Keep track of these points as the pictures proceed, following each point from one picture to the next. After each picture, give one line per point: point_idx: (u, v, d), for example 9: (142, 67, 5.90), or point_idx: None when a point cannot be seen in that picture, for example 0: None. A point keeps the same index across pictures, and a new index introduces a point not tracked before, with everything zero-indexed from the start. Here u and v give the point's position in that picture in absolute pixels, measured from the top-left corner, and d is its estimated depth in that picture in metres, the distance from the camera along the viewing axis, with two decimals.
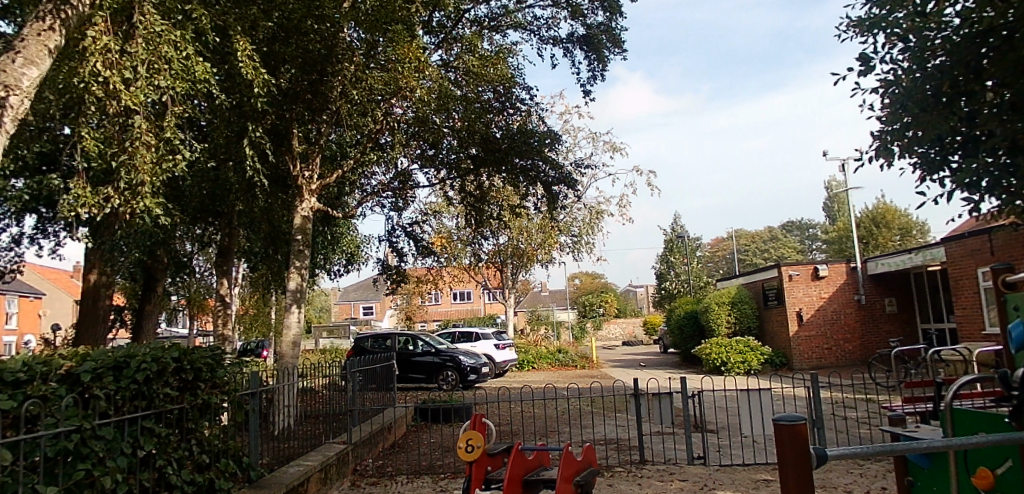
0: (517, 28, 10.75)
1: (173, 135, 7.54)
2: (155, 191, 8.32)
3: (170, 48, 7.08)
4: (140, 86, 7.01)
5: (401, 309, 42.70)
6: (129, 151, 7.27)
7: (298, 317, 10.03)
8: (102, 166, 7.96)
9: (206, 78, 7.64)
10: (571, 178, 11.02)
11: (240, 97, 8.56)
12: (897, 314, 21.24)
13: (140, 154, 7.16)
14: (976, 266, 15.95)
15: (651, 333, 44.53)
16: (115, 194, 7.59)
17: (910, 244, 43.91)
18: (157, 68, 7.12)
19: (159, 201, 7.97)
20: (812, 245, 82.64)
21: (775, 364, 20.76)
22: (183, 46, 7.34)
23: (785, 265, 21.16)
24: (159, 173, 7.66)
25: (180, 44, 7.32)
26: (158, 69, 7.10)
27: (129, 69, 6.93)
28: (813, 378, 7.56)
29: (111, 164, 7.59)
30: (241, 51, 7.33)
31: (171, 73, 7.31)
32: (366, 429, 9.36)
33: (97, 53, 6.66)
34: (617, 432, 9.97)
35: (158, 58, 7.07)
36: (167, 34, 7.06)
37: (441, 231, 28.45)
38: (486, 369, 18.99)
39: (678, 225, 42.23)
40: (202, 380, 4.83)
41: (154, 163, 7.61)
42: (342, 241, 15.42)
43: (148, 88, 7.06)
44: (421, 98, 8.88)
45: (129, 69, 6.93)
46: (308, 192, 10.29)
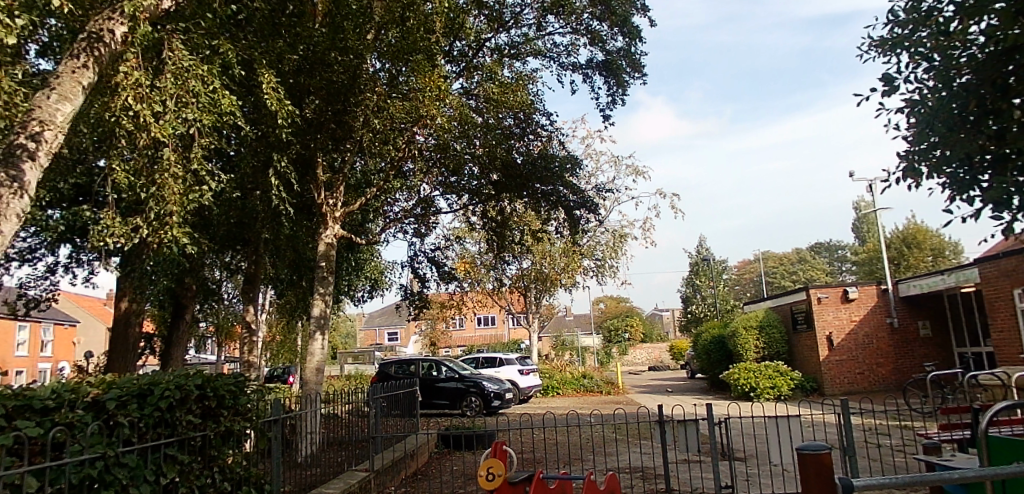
0: (537, 55, 10.84)
1: (200, 166, 7.73)
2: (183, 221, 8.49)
3: (198, 82, 7.31)
4: (169, 119, 7.21)
5: (425, 335, 42.79)
6: (159, 183, 7.46)
7: (322, 344, 10.07)
8: (133, 197, 8.17)
9: (232, 111, 7.86)
10: (592, 203, 11.04)
11: (265, 128, 8.75)
12: (931, 338, 20.66)
13: (169, 186, 7.35)
14: (1012, 287, 15.48)
15: (678, 358, 43.87)
16: (144, 224, 7.76)
17: (943, 265, 42.83)
18: (184, 101, 7.32)
19: (187, 230, 8.13)
20: (842, 266, 81.14)
21: (805, 390, 20.29)
22: (210, 79, 7.56)
23: (814, 288, 20.76)
24: (187, 203, 7.83)
25: (208, 78, 7.54)
26: (186, 103, 7.32)
27: (158, 103, 7.15)
28: (843, 404, 7.33)
29: (141, 195, 7.79)
30: (266, 82, 7.53)
31: (199, 106, 7.52)
32: (388, 456, 9.31)
33: (128, 87, 6.89)
34: (643, 460, 9.78)
35: (186, 92, 7.31)
36: (195, 68, 7.30)
37: (465, 256, 28.59)
38: (509, 395, 18.84)
39: (703, 247, 41.81)
40: (225, 407, 4.87)
41: (182, 193, 7.78)
42: (366, 267, 15.56)
43: (176, 121, 7.26)
44: (442, 126, 8.99)
45: (158, 103, 7.15)
46: (332, 219, 10.40)
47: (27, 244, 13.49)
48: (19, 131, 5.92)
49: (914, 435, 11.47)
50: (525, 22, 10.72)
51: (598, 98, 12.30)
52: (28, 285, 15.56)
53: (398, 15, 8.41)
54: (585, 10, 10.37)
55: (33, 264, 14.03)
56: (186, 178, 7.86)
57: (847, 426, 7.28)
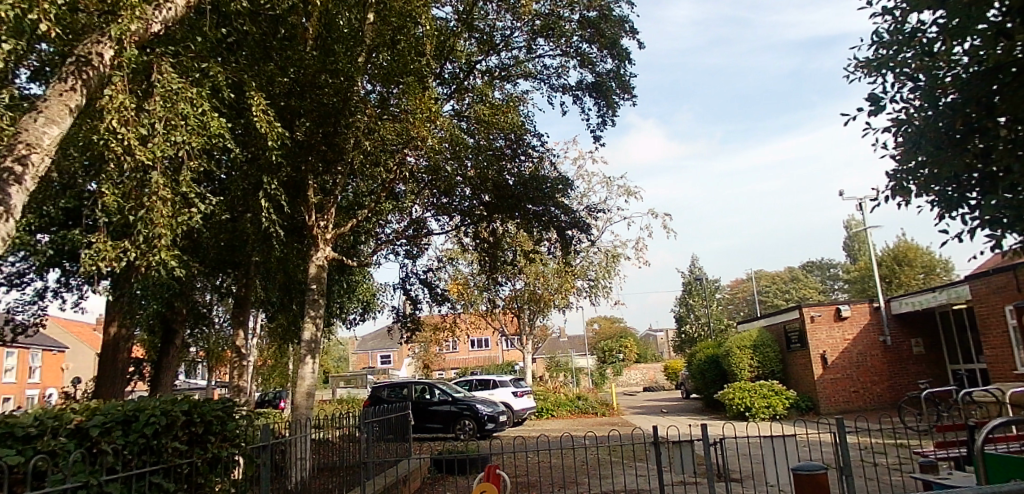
0: (528, 78, 10.90)
1: (190, 188, 7.68)
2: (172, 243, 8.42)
3: (187, 105, 7.33)
4: (159, 141, 7.20)
5: (418, 357, 42.45)
6: (148, 206, 7.40)
7: (313, 367, 9.93)
8: (123, 221, 8.12)
9: (222, 133, 7.84)
10: (584, 223, 11.03)
11: (256, 150, 8.73)
12: (925, 355, 20.67)
13: (157, 208, 7.29)
14: (1003, 304, 15.55)
15: (673, 378, 43.61)
16: (133, 248, 7.69)
17: (934, 282, 43.07)
18: (175, 124, 7.32)
19: (176, 252, 8.05)
20: (834, 285, 81.47)
21: (800, 409, 20.26)
22: (199, 102, 7.58)
23: (806, 306, 20.82)
24: (177, 225, 7.78)
25: (197, 101, 7.55)
26: (175, 126, 7.30)
27: (146, 126, 7.12)
28: (839, 423, 7.26)
29: (130, 218, 7.73)
30: (256, 105, 7.55)
31: (188, 129, 7.51)
32: (380, 481, 9.16)
33: (113, 111, 6.87)
34: (639, 482, 9.66)
35: (175, 115, 7.31)
36: (184, 91, 7.33)
37: (457, 277, 28.49)
38: (503, 417, 18.65)
39: (695, 266, 41.90)
40: (212, 433, 4.78)
41: (172, 215, 7.73)
42: (358, 289, 15.47)
43: (165, 144, 7.25)
44: (433, 147, 9.00)
45: (145, 126, 7.12)
46: (323, 241, 10.32)
47: (15, 268, 13.36)
48: (6, 154, 5.89)
49: (911, 453, 11.39)
50: (515, 45, 10.80)
51: (589, 118, 12.42)
52: (16, 310, 15.38)
53: (389, 38, 8.72)
54: (575, 33, 10.48)
55: (22, 288, 13.88)
56: (175, 201, 7.81)
57: (842, 444, 7.22)
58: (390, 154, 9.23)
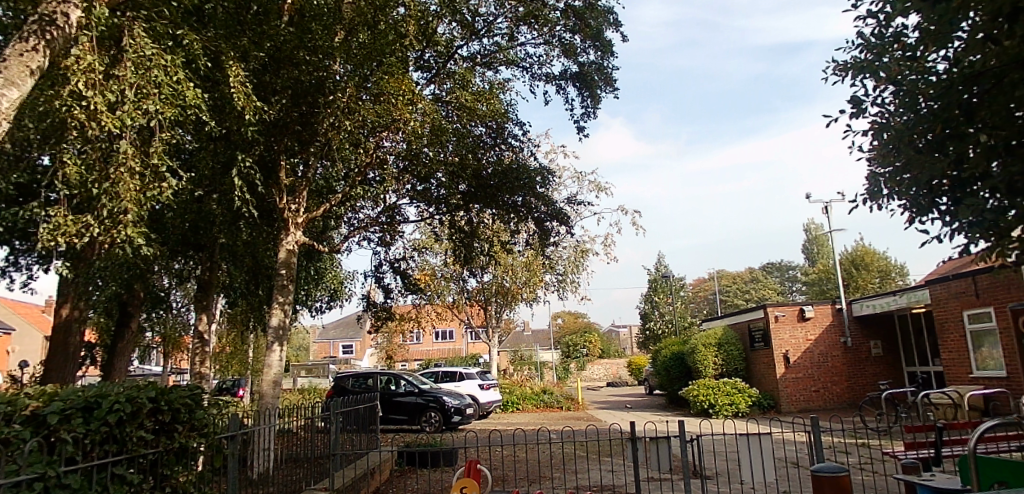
0: (511, 65, 10.69)
1: (161, 161, 7.32)
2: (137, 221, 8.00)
3: (162, 72, 6.97)
4: (128, 110, 6.83)
5: (382, 348, 41.94)
6: (113, 179, 7.05)
7: (280, 355, 9.57)
8: (85, 195, 7.68)
9: (198, 104, 7.43)
10: (562, 214, 10.90)
11: (228, 126, 8.35)
12: (882, 357, 21.22)
13: (125, 181, 6.96)
14: (960, 309, 16.04)
15: (635, 374, 44.06)
16: (95, 223, 7.30)
17: (889, 286, 44.40)
18: (146, 92, 6.95)
19: (142, 230, 7.64)
20: (792, 286, 83.54)
21: (762, 406, 20.61)
22: (175, 70, 7.22)
23: (771, 306, 21.15)
24: (144, 201, 7.40)
25: (172, 69, 7.19)
26: (147, 94, 6.96)
27: (114, 92, 6.81)
28: (813, 423, 7.31)
29: (92, 192, 7.32)
30: (234, 76, 7.20)
31: (161, 98, 7.17)
32: (348, 474, 8.89)
33: (79, 72, 6.51)
34: (610, 477, 9.59)
35: (147, 83, 6.97)
36: (158, 57, 6.96)
37: (426, 268, 28.18)
38: (470, 410, 18.49)
39: (662, 264, 42.33)
40: (179, 422, 4.47)
41: (139, 190, 7.34)
42: (326, 276, 15.08)
43: (135, 113, 6.92)
44: (413, 131, 8.74)
45: (113, 92, 6.81)
46: (294, 226, 9.94)
47: None
48: None
49: (874, 451, 11.61)
50: (498, 31, 10.58)
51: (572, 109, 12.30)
52: None
53: (371, 18, 8.20)
54: (559, 22, 10.31)
55: None
56: (143, 174, 7.43)
57: (816, 445, 7.29)
58: (365, 136, 8.96)
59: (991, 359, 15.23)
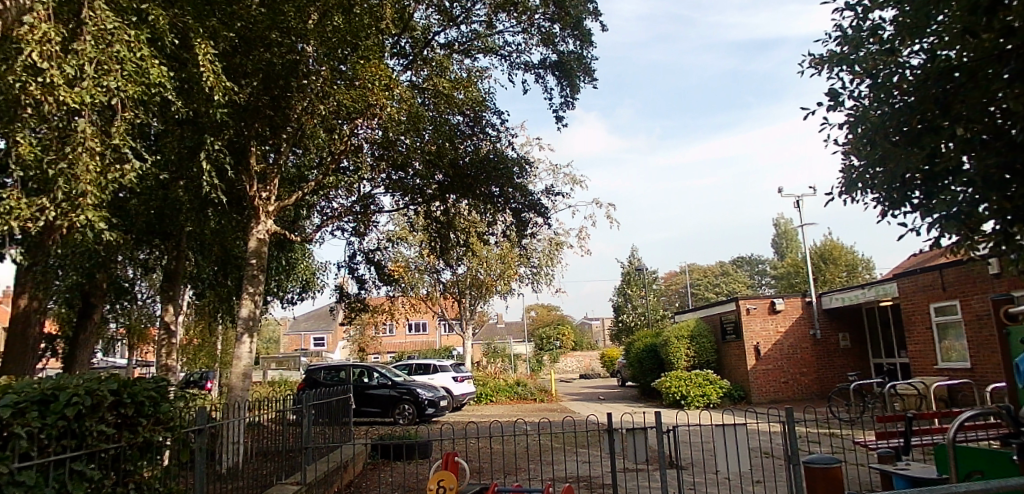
0: (489, 53, 10.52)
1: (121, 142, 7.08)
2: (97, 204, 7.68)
3: (123, 48, 6.73)
4: (87, 86, 6.56)
5: (354, 340, 41.53)
6: (71, 159, 6.77)
7: (250, 347, 9.30)
8: (42, 177, 7.35)
9: (162, 82, 7.28)
10: (540, 205, 10.82)
11: (196, 107, 8.06)
12: (850, 349, 21.65)
13: (83, 161, 6.66)
14: (927, 302, 16.41)
15: (608, 366, 44.36)
16: (51, 205, 7.00)
17: (855, 280, 45.37)
18: (107, 68, 6.69)
19: (103, 214, 7.35)
20: (762, 280, 84.99)
21: (733, 398, 20.88)
22: (138, 46, 6.98)
23: (743, 299, 21.41)
24: (105, 184, 7.13)
25: (136, 45, 6.95)
26: (108, 70, 6.71)
27: (74, 66, 6.54)
28: (788, 414, 7.37)
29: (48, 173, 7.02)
30: (202, 54, 6.94)
31: (123, 75, 6.91)
32: (321, 467, 8.70)
33: (33, 43, 6.22)
34: (586, 468, 9.57)
35: (109, 58, 6.70)
36: (120, 32, 6.69)
37: (399, 259, 27.93)
38: (444, 402, 18.37)
39: (635, 257, 42.61)
40: (143, 416, 4.25)
41: (101, 172, 7.05)
42: (297, 267, 14.78)
43: (96, 90, 6.69)
44: (390, 117, 8.54)
45: (73, 66, 6.54)
46: (265, 214, 9.65)
47: None
48: None
49: (844, 441, 11.82)
50: (476, 18, 10.40)
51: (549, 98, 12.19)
52: None
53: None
54: (538, 10, 10.19)
55: None
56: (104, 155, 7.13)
57: (791, 435, 7.36)
58: (340, 122, 8.75)
59: (956, 351, 15.62)
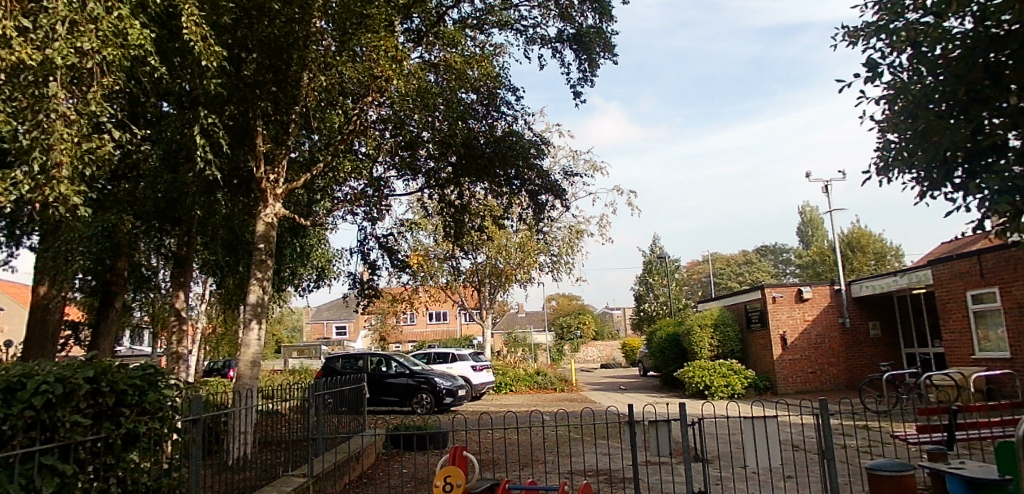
0: (505, 27, 10.10)
1: (96, 108, 6.92)
2: (80, 178, 7.49)
3: (98, 6, 6.57)
4: (57, 47, 6.37)
5: (374, 329, 41.61)
6: (43, 126, 6.64)
7: (259, 334, 9.07)
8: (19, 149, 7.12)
9: (141, 43, 7.12)
10: (557, 187, 10.43)
11: (193, 82, 7.82)
12: (881, 338, 20.94)
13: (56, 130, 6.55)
14: (964, 289, 15.70)
15: (630, 356, 43.90)
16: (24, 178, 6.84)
17: (885, 268, 44.17)
18: (82, 30, 6.57)
19: (79, 189, 7.13)
20: (787, 269, 83.57)
21: (758, 388, 20.33)
22: (114, 6, 6.86)
23: (768, 287, 20.79)
24: (79, 152, 7.01)
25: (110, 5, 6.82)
26: (82, 31, 6.56)
27: (46, 27, 6.39)
28: (822, 405, 6.91)
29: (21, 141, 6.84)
30: (185, 15, 6.65)
31: (99, 36, 6.76)
32: (331, 458, 8.47)
33: None
34: (605, 460, 9.19)
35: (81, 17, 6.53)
36: None
37: (418, 248, 27.67)
38: (462, 392, 18.12)
39: (657, 245, 41.91)
40: (127, 406, 3.98)
41: (77, 142, 6.95)
42: (312, 254, 14.58)
43: (69, 52, 6.53)
44: (399, 96, 8.21)
45: (46, 28, 6.39)
46: (272, 197, 9.34)
47: None
48: None
49: (876, 435, 11.27)
50: None
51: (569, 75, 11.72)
52: None
53: None
54: None
55: None
56: (76, 122, 6.92)
57: (825, 428, 6.90)
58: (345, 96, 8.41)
59: (994, 341, 14.94)
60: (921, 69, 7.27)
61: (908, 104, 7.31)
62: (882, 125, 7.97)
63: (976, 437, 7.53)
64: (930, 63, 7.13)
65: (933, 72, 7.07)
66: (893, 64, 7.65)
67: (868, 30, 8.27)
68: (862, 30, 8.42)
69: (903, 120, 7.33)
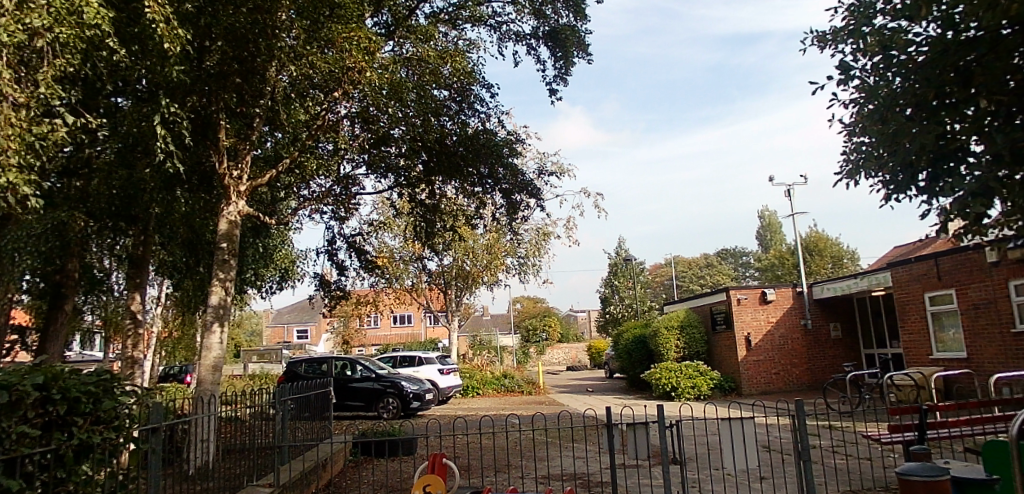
0: (477, 23, 9.93)
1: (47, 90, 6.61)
2: (28, 170, 7.06)
3: None
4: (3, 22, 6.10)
5: (337, 333, 40.88)
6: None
7: (220, 337, 8.67)
8: None
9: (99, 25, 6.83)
10: (531, 186, 10.31)
11: (153, 70, 7.46)
12: (841, 339, 21.41)
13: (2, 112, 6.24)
14: (922, 290, 16.12)
15: (595, 358, 44.14)
16: None
17: (841, 271, 45.42)
18: (32, 5, 6.29)
19: (28, 179, 6.72)
20: (746, 272, 85.35)
21: (724, 389, 20.56)
22: None
23: (734, 289, 21.04)
24: (28, 136, 6.74)
25: None
26: (32, 8, 6.27)
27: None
28: (799, 406, 6.92)
29: None
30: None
31: (52, 13, 6.50)
32: (299, 466, 8.15)
33: None
34: (580, 464, 9.07)
35: None
36: None
37: (383, 250, 27.25)
38: (429, 395, 17.80)
39: (622, 248, 42.19)
40: (80, 414, 3.68)
41: (26, 126, 6.67)
42: (275, 255, 14.14)
43: (17, 28, 6.24)
44: (372, 92, 7.96)
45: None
46: (235, 194, 8.95)
47: None
48: None
49: (843, 434, 11.43)
50: None
51: (543, 72, 11.58)
52: None
53: None
54: None
55: None
56: (24, 106, 6.66)
57: (801, 429, 6.91)
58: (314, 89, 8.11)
59: (951, 341, 15.37)
60: (891, 73, 7.38)
61: (878, 107, 7.40)
62: (853, 128, 8.07)
63: (945, 436, 7.64)
64: (900, 66, 7.24)
65: (904, 75, 7.18)
66: (863, 68, 7.75)
67: (838, 34, 8.38)
68: (832, 35, 8.53)
69: (874, 122, 7.42)
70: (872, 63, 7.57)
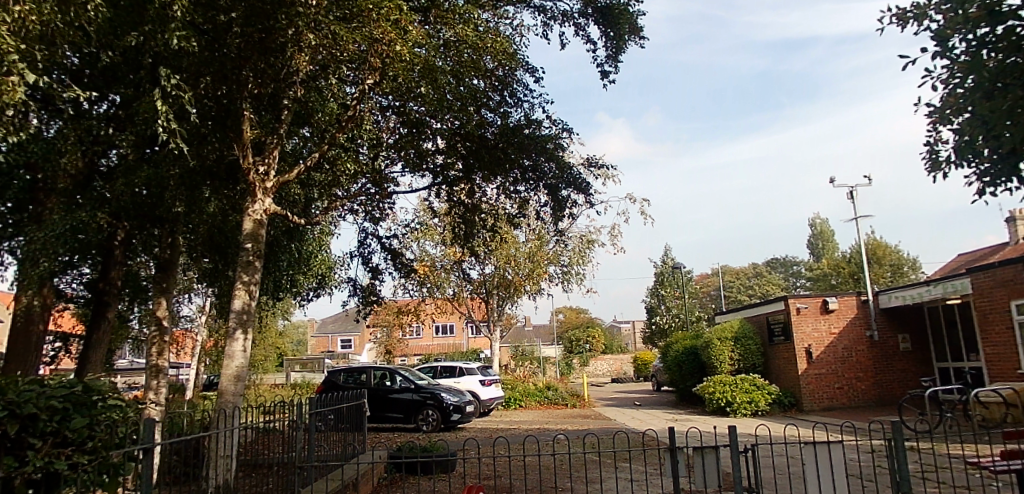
0: (519, 4, 9.29)
1: None
2: None
3: None
4: None
5: (380, 343, 40.65)
6: None
7: (244, 345, 8.14)
8: None
9: None
10: (579, 182, 9.62)
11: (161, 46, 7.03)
12: (911, 352, 19.86)
13: None
14: (1008, 299, 14.63)
15: (642, 370, 42.82)
16: None
17: (901, 281, 42.95)
18: None
19: None
20: (796, 282, 82.32)
21: (783, 404, 19.27)
22: None
23: (792, 298, 19.78)
24: None
25: None
26: None
27: None
28: (894, 427, 5.92)
29: None
30: None
31: None
32: (329, 484, 7.55)
33: None
34: (634, 489, 8.20)
35: None
36: None
37: (424, 257, 26.85)
38: (471, 408, 17.08)
39: (668, 257, 40.79)
40: (38, 436, 3.28)
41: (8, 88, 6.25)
42: (313, 260, 13.73)
43: None
44: (401, 77, 7.35)
45: None
46: (262, 191, 8.47)
47: None
48: None
49: (933, 459, 10.17)
50: None
51: (594, 55, 10.82)
52: None
53: None
54: None
55: None
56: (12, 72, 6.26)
57: (898, 456, 5.88)
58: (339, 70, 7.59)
59: None
60: (986, 50, 6.39)
61: (980, 85, 6.37)
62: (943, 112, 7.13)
63: None
64: (998, 41, 6.25)
65: (1012, 47, 6.16)
66: (961, 42, 6.75)
67: (925, 9, 7.39)
68: (915, 11, 7.55)
69: (978, 98, 6.37)
70: (968, 38, 6.58)
